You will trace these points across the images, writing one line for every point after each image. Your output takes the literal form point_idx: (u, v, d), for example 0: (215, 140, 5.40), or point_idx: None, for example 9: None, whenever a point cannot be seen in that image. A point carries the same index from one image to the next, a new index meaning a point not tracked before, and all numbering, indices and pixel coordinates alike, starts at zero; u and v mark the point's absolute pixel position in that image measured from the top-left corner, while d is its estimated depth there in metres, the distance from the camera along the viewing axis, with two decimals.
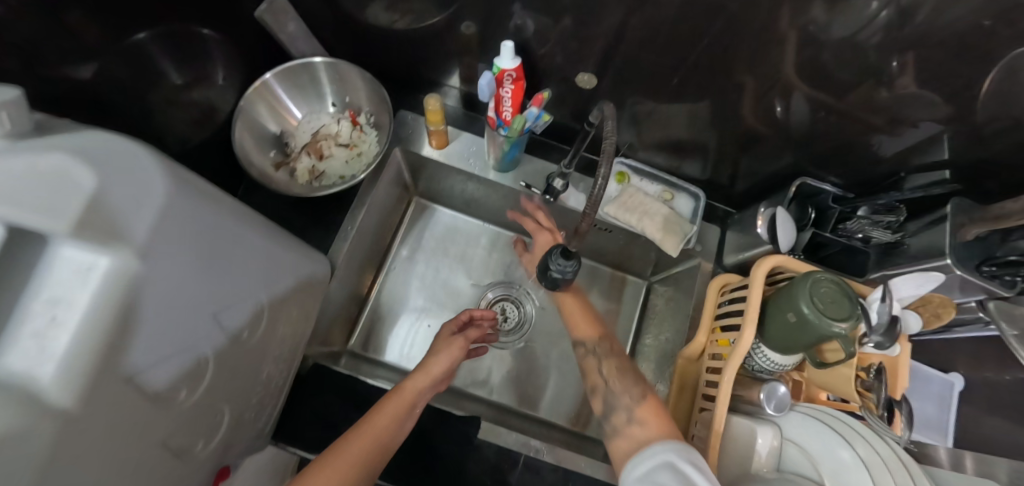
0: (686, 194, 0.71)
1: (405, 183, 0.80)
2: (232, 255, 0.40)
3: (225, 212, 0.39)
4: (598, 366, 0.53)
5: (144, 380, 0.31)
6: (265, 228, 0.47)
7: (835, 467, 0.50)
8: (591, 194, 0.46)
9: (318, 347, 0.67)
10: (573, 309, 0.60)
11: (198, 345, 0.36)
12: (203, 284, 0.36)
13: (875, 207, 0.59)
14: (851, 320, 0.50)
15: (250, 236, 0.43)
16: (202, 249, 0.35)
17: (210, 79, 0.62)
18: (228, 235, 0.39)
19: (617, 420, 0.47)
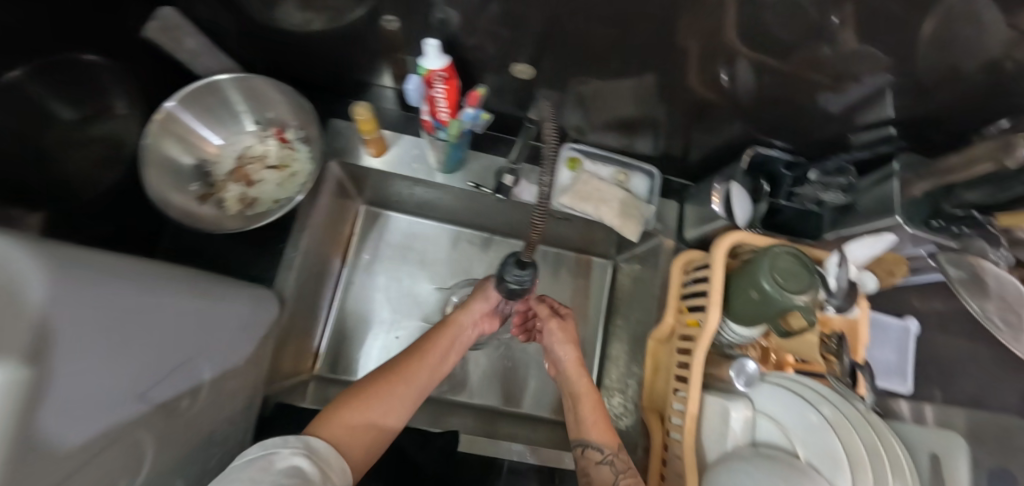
0: (640, 173, 0.68)
1: (349, 193, 0.75)
2: (145, 321, 0.33)
3: (120, 278, 0.32)
4: (614, 482, 0.52)
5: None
6: (183, 284, 0.41)
7: (804, 431, 0.51)
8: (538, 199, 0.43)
9: (280, 383, 0.63)
10: (589, 410, 0.59)
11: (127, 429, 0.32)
12: (116, 366, 0.30)
13: (826, 169, 0.60)
14: (810, 291, 0.50)
15: (165, 296, 0.37)
16: (111, 322, 0.29)
17: (109, 109, 0.54)
18: (136, 300, 0.33)
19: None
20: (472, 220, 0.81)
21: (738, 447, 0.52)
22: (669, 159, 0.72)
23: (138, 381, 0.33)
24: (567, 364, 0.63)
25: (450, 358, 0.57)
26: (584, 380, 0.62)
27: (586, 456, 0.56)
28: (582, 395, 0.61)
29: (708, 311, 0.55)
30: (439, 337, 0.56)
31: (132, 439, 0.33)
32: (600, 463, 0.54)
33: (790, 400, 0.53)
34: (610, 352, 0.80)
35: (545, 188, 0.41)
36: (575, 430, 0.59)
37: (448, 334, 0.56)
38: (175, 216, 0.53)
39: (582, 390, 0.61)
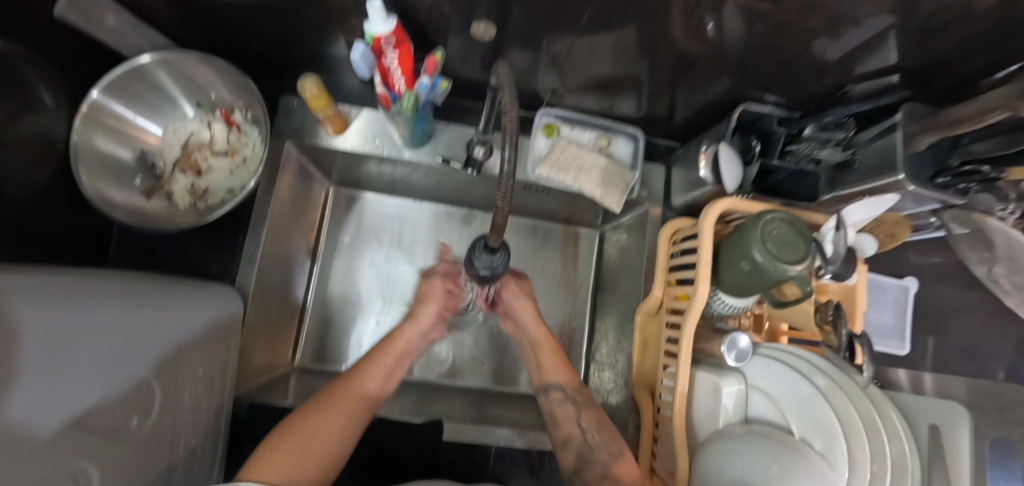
0: (623, 137, 0.64)
1: (314, 174, 0.70)
2: (66, 347, 0.32)
3: (19, 304, 0.30)
4: (577, 417, 0.54)
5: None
6: (114, 298, 0.38)
7: (798, 404, 0.49)
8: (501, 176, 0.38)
9: (255, 380, 0.61)
10: (548, 355, 0.60)
11: (81, 450, 0.32)
12: (35, 400, 0.28)
13: (823, 125, 0.53)
14: (805, 261, 0.47)
15: (81, 316, 0.34)
16: (57, 362, 0.30)
17: (35, 100, 0.47)
18: (68, 329, 0.32)
19: (590, 475, 0.50)
20: (450, 196, 0.76)
21: (730, 423, 0.50)
22: (653, 120, 0.67)
23: (72, 407, 0.31)
24: (523, 318, 0.62)
25: (397, 372, 0.56)
26: (542, 330, 0.61)
27: (550, 398, 0.57)
28: (541, 343, 0.61)
29: (696, 285, 0.52)
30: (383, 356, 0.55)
31: (86, 464, 0.32)
32: (565, 404, 0.55)
33: (783, 374, 0.51)
34: (599, 325, 0.77)
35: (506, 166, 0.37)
36: (537, 377, 0.60)
37: (395, 348, 0.55)
38: (121, 216, 0.49)
39: (541, 339, 0.61)
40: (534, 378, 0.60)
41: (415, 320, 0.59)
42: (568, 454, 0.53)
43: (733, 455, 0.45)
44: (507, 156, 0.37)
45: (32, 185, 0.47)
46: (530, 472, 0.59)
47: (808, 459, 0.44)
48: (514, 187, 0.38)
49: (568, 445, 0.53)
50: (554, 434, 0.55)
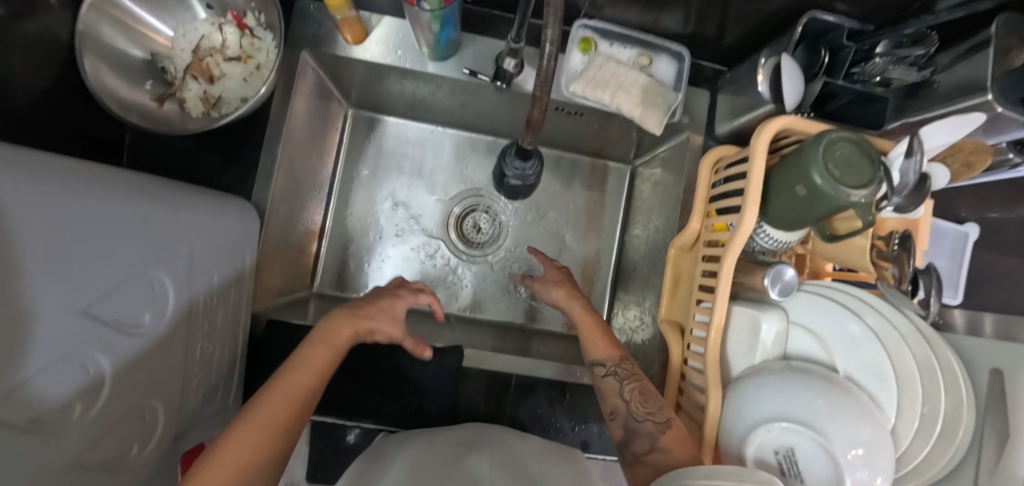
0: (667, 56, 0.58)
1: (332, 93, 0.66)
2: (84, 239, 0.31)
3: (30, 180, 0.27)
4: (620, 388, 0.51)
5: (38, 385, 0.27)
6: (132, 196, 0.36)
7: (845, 342, 0.46)
8: (540, 74, 0.33)
9: (273, 299, 0.60)
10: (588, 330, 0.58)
11: (82, 349, 0.31)
12: (37, 280, 0.26)
13: (899, 40, 0.46)
14: (872, 186, 0.41)
15: (93, 205, 0.32)
16: (74, 253, 0.30)
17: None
18: (94, 224, 0.32)
19: (638, 447, 0.47)
20: (474, 122, 0.71)
21: (768, 359, 0.47)
22: (699, 41, 0.60)
23: (81, 297, 0.30)
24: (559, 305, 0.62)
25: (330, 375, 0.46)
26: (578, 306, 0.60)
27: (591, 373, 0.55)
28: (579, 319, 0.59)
29: (743, 211, 0.46)
30: (315, 354, 0.44)
31: (95, 355, 0.32)
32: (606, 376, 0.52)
33: (832, 311, 0.47)
34: (625, 264, 0.75)
35: (546, 62, 0.32)
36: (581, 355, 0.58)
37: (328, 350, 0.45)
38: (135, 120, 0.46)
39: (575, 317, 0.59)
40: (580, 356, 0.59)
41: (355, 325, 0.49)
42: (615, 426, 0.50)
43: (772, 388, 0.42)
44: (547, 54, 0.31)
45: (35, 83, 0.42)
46: (552, 404, 0.57)
47: (853, 396, 0.41)
48: (553, 82, 0.33)
49: (613, 418, 0.50)
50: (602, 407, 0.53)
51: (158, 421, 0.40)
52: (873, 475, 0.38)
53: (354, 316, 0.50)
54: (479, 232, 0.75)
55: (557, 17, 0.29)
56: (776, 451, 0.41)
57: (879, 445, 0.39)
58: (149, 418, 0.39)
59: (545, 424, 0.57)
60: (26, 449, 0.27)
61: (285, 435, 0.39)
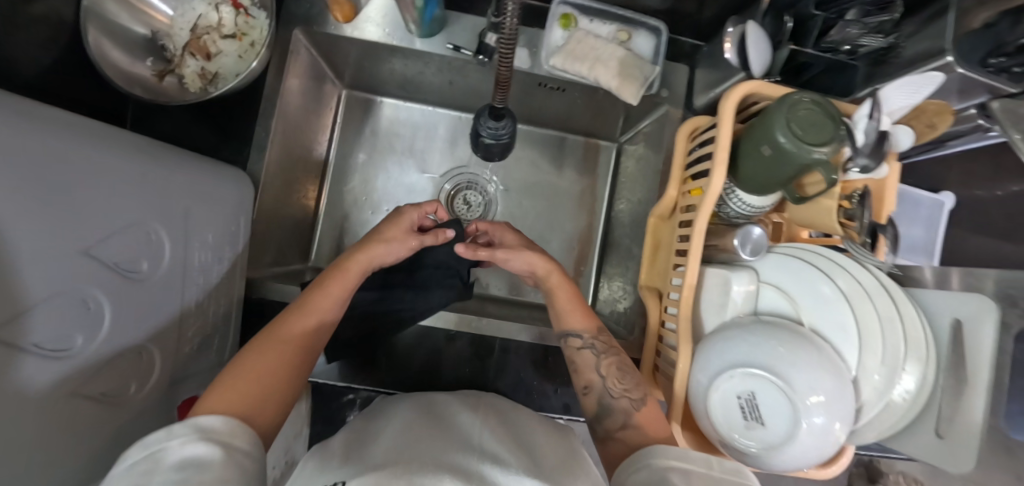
0: (645, 30, 0.60)
1: (325, 72, 0.69)
2: (74, 192, 0.33)
3: (35, 130, 0.30)
4: (596, 363, 0.51)
5: (30, 320, 0.30)
6: (129, 155, 0.39)
7: (814, 302, 0.47)
8: (504, 39, 0.36)
9: (268, 268, 0.63)
10: (567, 301, 0.55)
11: (76, 285, 0.34)
12: (26, 223, 0.29)
13: (866, 8, 0.48)
14: (833, 144, 0.43)
15: (91, 158, 0.35)
16: (61, 203, 0.32)
17: None
18: (86, 178, 0.34)
19: (610, 424, 0.47)
20: (465, 102, 0.74)
21: (738, 316, 0.49)
22: (678, 17, 0.62)
23: (77, 240, 0.33)
24: (534, 271, 0.56)
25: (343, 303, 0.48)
26: (554, 274, 0.56)
27: (568, 345, 0.53)
28: (556, 287, 0.56)
29: (712, 173, 0.48)
30: (330, 285, 0.47)
31: (92, 292, 0.35)
32: (583, 350, 0.51)
33: (800, 269, 0.49)
34: (612, 239, 0.77)
35: (506, 33, 0.34)
36: (557, 324, 0.56)
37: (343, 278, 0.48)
38: (138, 93, 0.50)
39: (554, 284, 0.56)
40: (555, 326, 0.56)
41: (370, 254, 0.50)
42: (588, 401, 0.50)
43: (737, 341, 0.44)
44: (507, 27, 0.34)
45: (43, 57, 0.46)
46: (536, 366, 0.59)
47: (816, 346, 0.43)
48: (516, 44, 0.35)
49: (587, 392, 0.50)
50: (575, 381, 0.52)
51: (155, 365, 0.43)
52: (830, 421, 0.40)
53: (365, 248, 0.51)
54: (469, 209, 0.77)
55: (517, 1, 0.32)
56: (739, 395, 0.42)
57: (838, 393, 0.40)
58: (145, 362, 0.42)
59: (527, 387, 0.59)
60: (27, 368, 0.30)
61: (296, 358, 0.42)
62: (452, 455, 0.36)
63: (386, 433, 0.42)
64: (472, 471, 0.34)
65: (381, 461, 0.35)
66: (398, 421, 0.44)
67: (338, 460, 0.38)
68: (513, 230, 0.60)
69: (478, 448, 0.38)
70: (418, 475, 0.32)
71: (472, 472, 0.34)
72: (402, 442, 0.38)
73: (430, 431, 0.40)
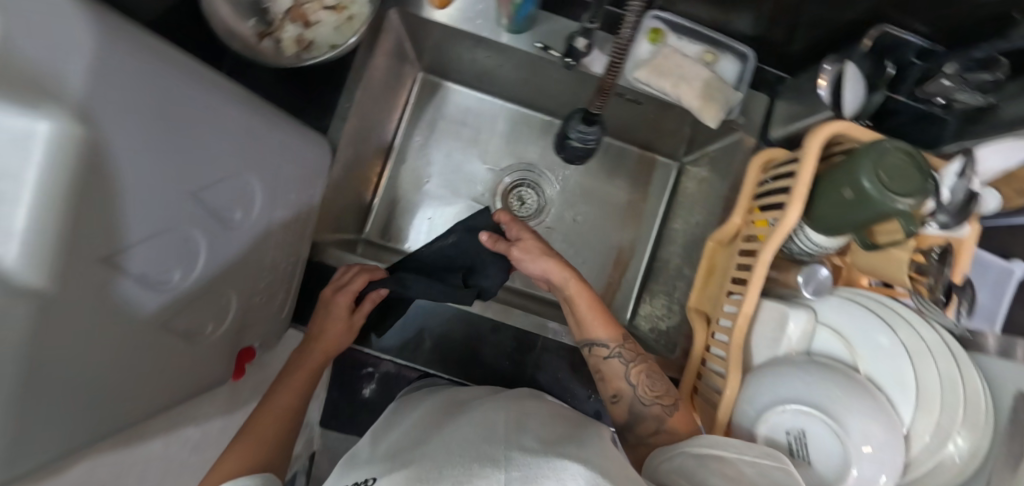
0: (732, 55, 0.60)
1: (407, 54, 0.71)
2: (189, 137, 0.35)
3: (163, 68, 0.32)
4: (625, 372, 0.51)
5: (131, 256, 0.32)
6: (236, 107, 0.41)
7: (872, 350, 0.47)
8: (617, 51, 0.37)
9: (329, 235, 0.65)
10: (586, 308, 0.54)
11: (176, 224, 0.36)
12: (143, 162, 0.31)
13: (968, 63, 0.46)
14: (919, 196, 0.42)
15: (206, 105, 0.37)
16: (175, 149, 0.34)
17: None
18: (200, 124, 0.36)
19: (643, 429, 0.50)
20: (536, 100, 0.75)
21: (791, 353, 0.49)
22: (768, 45, 0.61)
23: (185, 184, 0.36)
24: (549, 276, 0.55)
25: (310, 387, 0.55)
26: (574, 282, 0.54)
27: (593, 354, 0.53)
28: (575, 297, 0.54)
29: (788, 207, 0.48)
30: (294, 379, 0.53)
31: (192, 233, 0.38)
32: (610, 360, 0.51)
33: (863, 316, 0.48)
34: (661, 256, 0.77)
35: (620, 43, 0.36)
36: (577, 331, 0.55)
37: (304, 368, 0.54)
38: (237, 46, 0.52)
39: (573, 293, 0.54)
40: (576, 333, 0.55)
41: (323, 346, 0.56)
42: (618, 408, 0.52)
43: (791, 378, 0.44)
44: (624, 35, 0.35)
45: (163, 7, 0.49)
46: (574, 369, 0.61)
47: (872, 394, 0.43)
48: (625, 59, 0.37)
49: (618, 400, 0.51)
50: (602, 388, 0.53)
51: (230, 307, 0.46)
52: (879, 473, 0.40)
53: (318, 344, 0.56)
54: (523, 207, 0.78)
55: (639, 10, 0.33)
56: (789, 431, 0.43)
57: (889, 446, 0.40)
58: (222, 304, 0.45)
59: (564, 387, 0.60)
60: (125, 291, 0.32)
61: (281, 445, 0.48)
62: (475, 443, 0.37)
63: (406, 429, 0.45)
64: (500, 455, 0.35)
65: (406, 452, 0.39)
66: (417, 414, 0.48)
67: (368, 456, 0.41)
68: (532, 230, 0.57)
69: (501, 435, 0.38)
70: (447, 467, 0.34)
71: (502, 457, 0.34)
72: (419, 435, 0.42)
73: (448, 422, 0.43)
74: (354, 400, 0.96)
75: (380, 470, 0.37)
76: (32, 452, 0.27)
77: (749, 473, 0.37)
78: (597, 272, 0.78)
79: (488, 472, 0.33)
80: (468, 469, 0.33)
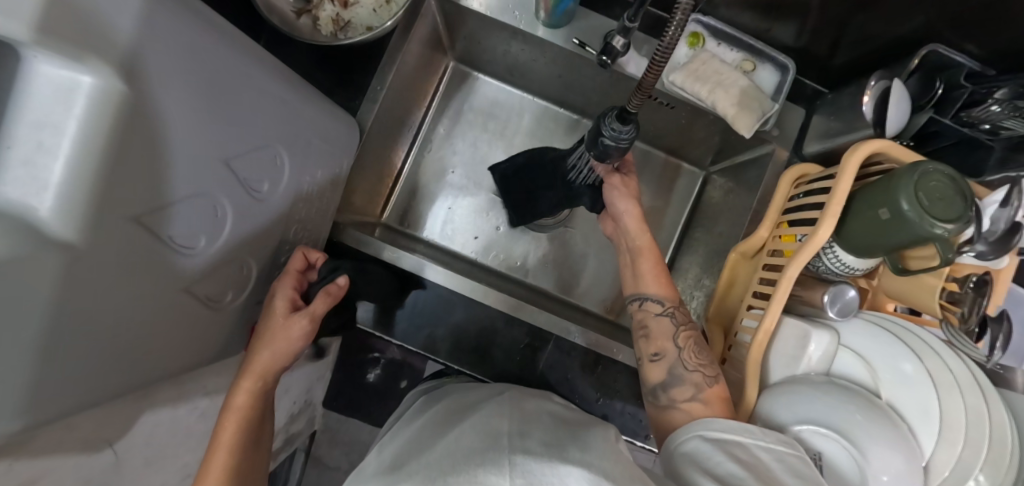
0: (771, 66, 0.59)
1: (440, 41, 0.70)
2: (227, 105, 0.35)
3: (208, 32, 0.32)
4: (673, 332, 0.51)
5: (165, 220, 0.32)
6: (272, 78, 0.42)
7: (896, 380, 0.46)
8: (657, 55, 0.36)
9: (349, 216, 0.66)
10: (650, 264, 0.56)
11: (209, 191, 0.36)
12: (186, 128, 0.31)
13: (1020, 89, 0.45)
14: (958, 223, 0.41)
15: (245, 74, 0.37)
16: (214, 118, 0.34)
17: None
18: (238, 93, 0.37)
19: (676, 394, 0.48)
20: (567, 98, 0.75)
21: (810, 372, 0.48)
22: (810, 57, 0.60)
23: (221, 152, 0.36)
24: (626, 220, 0.58)
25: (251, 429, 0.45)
26: (646, 236, 0.57)
27: (644, 308, 0.54)
28: (643, 250, 0.57)
29: (819, 224, 0.46)
30: (222, 430, 0.43)
31: (222, 201, 0.38)
32: (661, 316, 0.52)
33: (888, 342, 0.47)
34: (680, 264, 0.77)
35: (663, 45, 0.35)
36: (631, 285, 0.57)
37: (231, 411, 0.44)
38: (275, 22, 0.53)
39: (643, 245, 0.57)
40: (627, 286, 0.57)
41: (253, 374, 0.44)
42: (656, 369, 0.50)
43: (808, 398, 0.43)
44: (668, 37, 0.34)
45: None
46: (584, 373, 0.61)
47: (895, 423, 0.42)
48: (663, 64, 0.36)
49: (658, 358, 0.51)
50: (643, 346, 0.53)
51: (250, 278, 0.47)
52: None
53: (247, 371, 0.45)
54: None
55: (687, 12, 0.32)
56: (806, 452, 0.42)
57: (909, 473, 0.39)
58: (243, 275, 0.46)
59: (573, 388, 0.61)
60: (157, 254, 0.33)
61: None
62: (483, 446, 0.36)
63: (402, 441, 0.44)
64: (504, 460, 0.34)
65: (416, 457, 0.38)
66: (428, 417, 0.49)
67: (374, 470, 0.40)
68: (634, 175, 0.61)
69: (509, 437, 0.38)
70: (454, 474, 0.33)
71: (506, 463, 0.34)
72: (433, 437, 0.42)
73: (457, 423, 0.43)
74: (358, 384, 0.96)
75: (387, 479, 0.36)
76: (51, 408, 0.27)
77: (769, 460, 0.37)
78: (614, 274, 0.78)
79: (492, 479, 0.32)
80: (472, 475, 0.32)
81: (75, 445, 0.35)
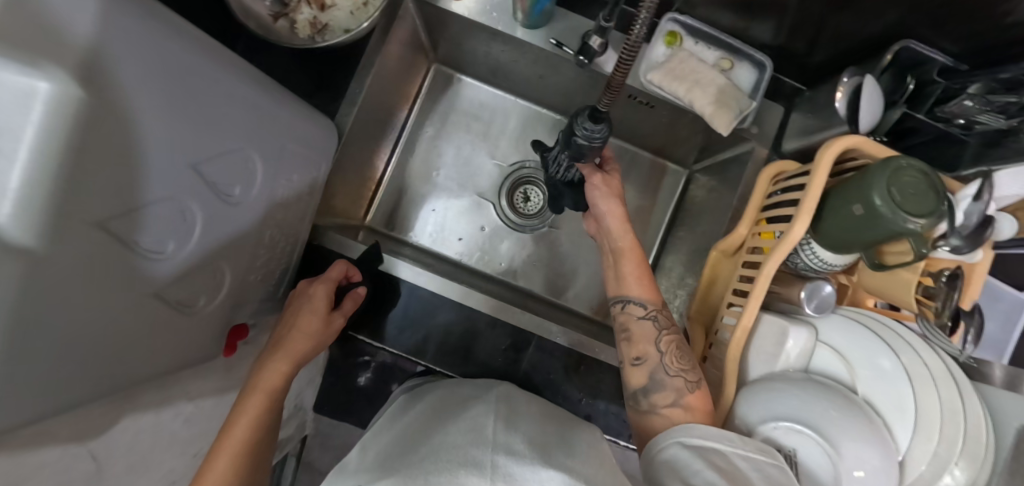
0: (749, 63, 0.59)
1: (422, 43, 0.70)
2: (195, 110, 0.35)
3: (172, 37, 0.32)
4: (655, 337, 0.51)
5: (129, 225, 0.32)
6: (242, 82, 0.42)
7: (874, 375, 0.46)
8: (624, 53, 0.36)
9: (330, 219, 0.66)
10: (632, 265, 0.56)
11: (177, 196, 0.36)
12: (151, 133, 0.31)
13: (992, 84, 0.45)
14: (930, 217, 0.41)
15: (214, 79, 0.37)
16: (182, 122, 0.34)
17: None
18: (207, 98, 0.37)
19: (658, 400, 0.49)
20: (550, 99, 0.75)
21: (788, 370, 0.48)
22: (788, 55, 0.60)
23: (189, 157, 0.36)
24: (608, 220, 0.58)
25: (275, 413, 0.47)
26: (628, 238, 0.57)
27: (626, 311, 0.54)
28: (625, 251, 0.57)
29: (795, 221, 0.46)
30: (251, 402, 0.45)
31: (191, 206, 0.38)
32: (644, 320, 0.52)
33: (866, 339, 0.47)
34: (664, 263, 0.77)
35: (630, 42, 0.34)
36: (614, 287, 0.57)
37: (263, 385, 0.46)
38: (251, 26, 0.53)
39: (624, 247, 0.57)
40: (611, 288, 0.57)
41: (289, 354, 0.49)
42: (637, 372, 0.50)
43: (787, 395, 0.43)
44: (634, 35, 0.34)
45: None
46: (567, 374, 0.61)
47: (872, 420, 0.42)
48: (632, 63, 0.36)
49: (640, 362, 0.51)
50: (626, 349, 0.53)
51: (225, 282, 0.47)
52: None
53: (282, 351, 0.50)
54: (526, 204, 0.78)
55: (651, 10, 0.32)
56: (780, 448, 0.42)
57: (884, 470, 0.39)
58: (217, 280, 0.45)
59: (556, 390, 0.61)
60: (122, 259, 0.32)
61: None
62: (464, 443, 0.36)
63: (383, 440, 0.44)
64: (482, 460, 0.34)
65: (395, 458, 0.38)
66: (410, 415, 0.49)
67: (356, 466, 0.40)
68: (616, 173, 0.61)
69: (491, 436, 0.38)
70: (433, 473, 0.32)
71: (487, 464, 0.34)
72: (414, 438, 0.42)
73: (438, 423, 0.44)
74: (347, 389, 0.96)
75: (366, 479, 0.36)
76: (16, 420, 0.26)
77: (746, 468, 0.37)
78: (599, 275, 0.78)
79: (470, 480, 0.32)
80: (453, 476, 0.32)
81: (51, 454, 0.35)
